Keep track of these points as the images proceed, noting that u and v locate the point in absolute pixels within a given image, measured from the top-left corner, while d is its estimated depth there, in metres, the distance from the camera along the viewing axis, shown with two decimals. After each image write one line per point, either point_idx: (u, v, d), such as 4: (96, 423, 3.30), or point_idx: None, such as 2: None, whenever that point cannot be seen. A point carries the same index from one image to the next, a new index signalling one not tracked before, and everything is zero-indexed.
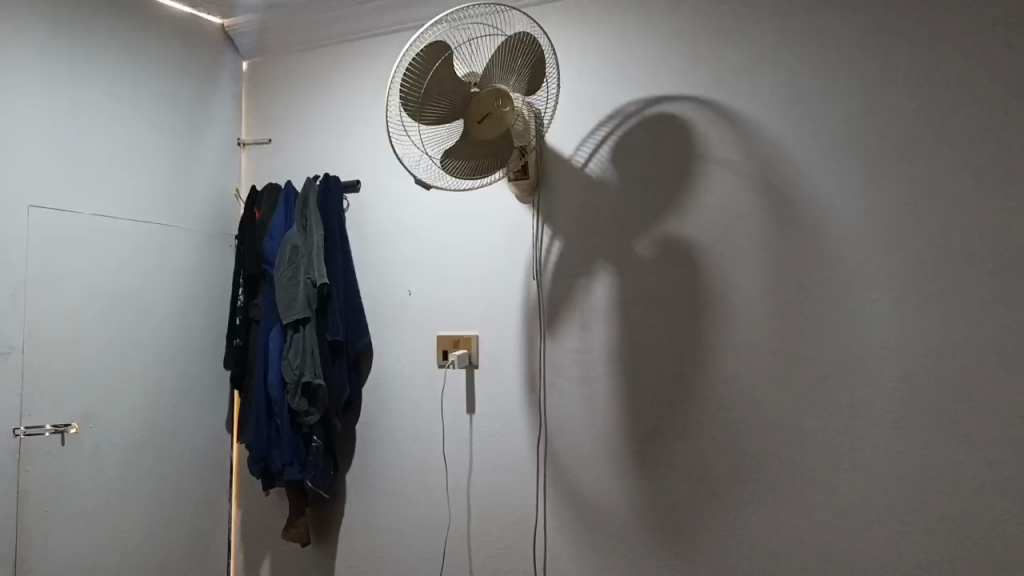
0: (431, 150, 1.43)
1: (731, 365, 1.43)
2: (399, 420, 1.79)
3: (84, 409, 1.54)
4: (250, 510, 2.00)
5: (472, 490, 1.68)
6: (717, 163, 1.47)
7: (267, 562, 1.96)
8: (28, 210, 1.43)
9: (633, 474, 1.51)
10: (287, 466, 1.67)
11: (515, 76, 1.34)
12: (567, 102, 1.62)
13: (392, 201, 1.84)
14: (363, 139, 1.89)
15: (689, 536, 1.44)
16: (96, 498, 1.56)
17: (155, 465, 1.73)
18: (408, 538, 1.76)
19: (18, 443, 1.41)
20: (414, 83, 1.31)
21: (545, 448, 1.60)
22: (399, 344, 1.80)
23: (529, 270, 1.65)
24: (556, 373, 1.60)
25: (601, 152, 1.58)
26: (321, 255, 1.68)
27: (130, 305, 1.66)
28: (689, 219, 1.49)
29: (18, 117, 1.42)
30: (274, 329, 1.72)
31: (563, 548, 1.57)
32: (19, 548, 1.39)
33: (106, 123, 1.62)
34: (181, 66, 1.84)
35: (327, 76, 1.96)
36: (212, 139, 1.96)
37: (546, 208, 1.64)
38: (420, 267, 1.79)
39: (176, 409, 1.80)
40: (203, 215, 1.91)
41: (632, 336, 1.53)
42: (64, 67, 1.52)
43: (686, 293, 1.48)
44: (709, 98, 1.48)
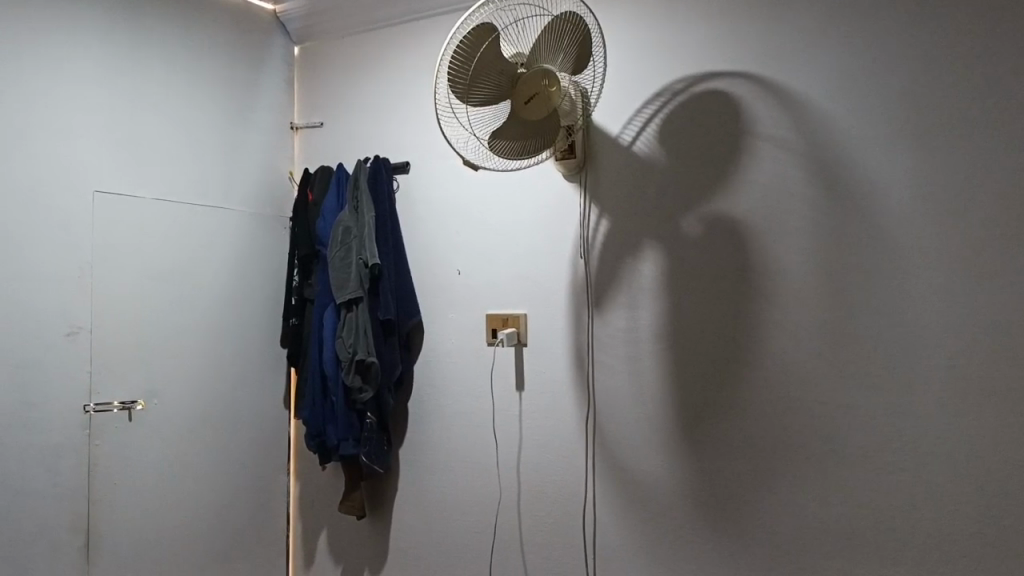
0: (477, 130, 1.45)
1: (779, 344, 1.43)
2: (450, 397, 1.82)
3: (149, 386, 1.61)
4: (307, 484, 2.06)
5: (522, 466, 1.71)
6: (765, 140, 1.45)
7: (324, 534, 2.03)
8: (92, 194, 1.49)
9: (681, 451, 1.52)
10: (342, 441, 1.72)
11: (562, 55, 1.34)
12: (614, 81, 1.62)
13: (440, 182, 1.86)
14: (411, 122, 1.91)
15: (737, 513, 1.45)
16: (160, 471, 1.63)
17: (217, 440, 1.79)
18: (459, 512, 1.80)
19: (89, 418, 1.48)
20: (460, 66, 1.34)
21: (593, 425, 1.62)
22: (448, 322, 1.83)
23: (576, 249, 1.66)
24: (603, 352, 1.62)
25: (647, 131, 1.58)
26: (372, 236, 1.72)
27: (190, 286, 1.72)
28: (736, 197, 1.48)
29: (81, 106, 1.48)
30: (328, 309, 1.77)
31: (611, 523, 1.59)
32: (91, 518, 1.47)
33: (164, 108, 1.67)
34: (235, 51, 1.89)
35: (375, 60, 1.98)
36: (266, 123, 2.00)
37: (592, 187, 1.65)
38: (467, 248, 1.81)
39: (236, 386, 1.86)
40: (258, 198, 1.96)
41: (679, 314, 1.53)
42: (122, 54, 1.57)
43: (733, 271, 1.48)
44: (758, 74, 1.46)
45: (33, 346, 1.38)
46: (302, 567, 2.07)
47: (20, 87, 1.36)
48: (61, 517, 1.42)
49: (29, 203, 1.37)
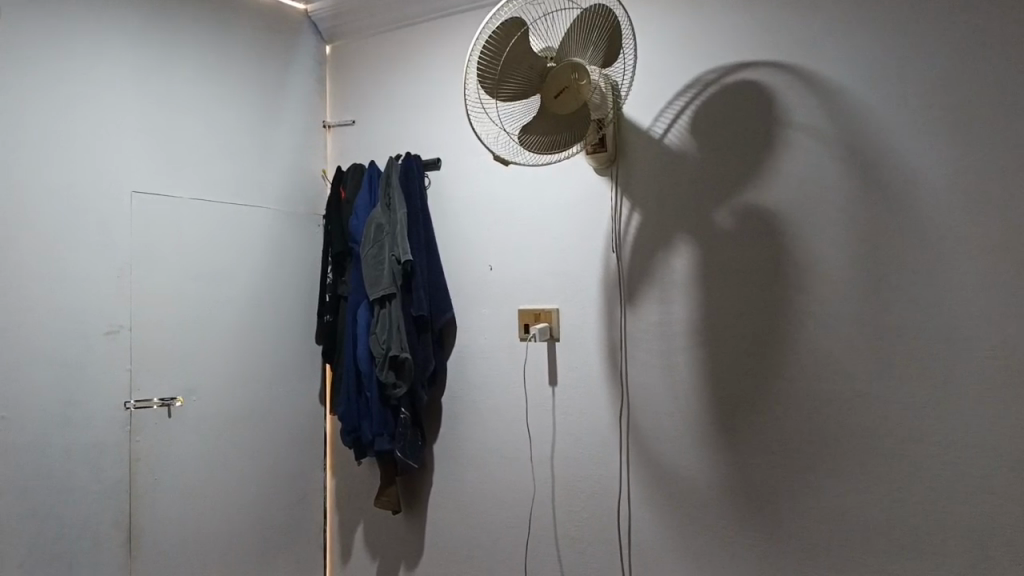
0: (508, 126, 1.46)
1: (815, 336, 1.41)
2: (483, 393, 1.83)
3: (187, 383, 1.63)
4: (344, 479, 2.08)
5: (556, 461, 1.71)
6: (798, 130, 1.44)
7: (361, 529, 2.05)
8: (130, 194, 1.52)
9: (716, 445, 1.50)
10: (377, 437, 1.74)
11: (592, 48, 1.34)
12: (644, 74, 1.62)
13: (470, 177, 1.87)
14: (441, 118, 1.92)
15: (774, 507, 1.44)
16: (199, 467, 1.65)
17: (254, 436, 1.82)
18: (494, 507, 1.80)
19: (130, 415, 1.51)
20: (490, 61, 1.35)
21: (627, 420, 1.62)
22: (481, 318, 1.84)
23: (608, 243, 1.66)
24: (637, 347, 1.61)
25: (678, 124, 1.57)
26: (404, 233, 1.73)
27: (226, 284, 1.74)
28: (770, 188, 1.46)
29: (118, 108, 1.51)
30: (361, 305, 1.79)
31: (647, 518, 1.58)
32: (132, 513, 1.50)
33: (197, 109, 1.70)
34: (266, 51, 1.91)
35: (405, 57, 2.00)
36: (298, 121, 2.02)
37: (623, 181, 1.64)
38: (499, 243, 1.82)
39: (273, 383, 1.88)
40: (292, 196, 1.99)
41: (714, 308, 1.52)
42: (157, 56, 1.60)
43: (768, 263, 1.46)
44: (790, 64, 1.45)
45: (74, 345, 1.41)
46: (340, 561, 2.09)
47: (60, 90, 1.39)
48: (104, 512, 1.45)
49: (69, 204, 1.40)
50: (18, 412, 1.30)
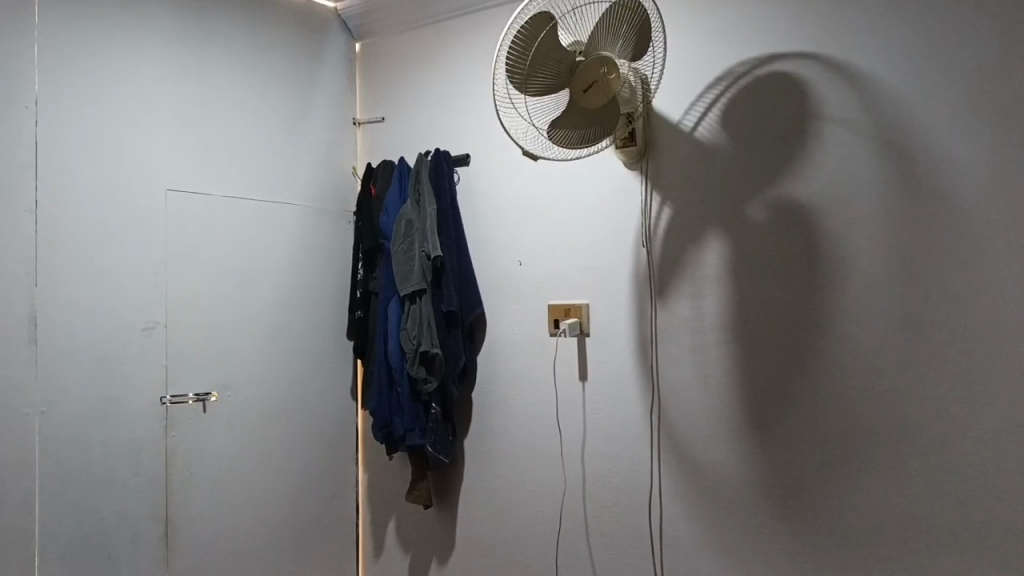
0: (537, 121, 1.46)
1: (850, 330, 1.39)
2: (514, 388, 1.83)
3: (222, 379, 1.66)
4: (376, 474, 2.10)
5: (587, 456, 1.70)
6: (832, 122, 1.42)
7: (393, 523, 2.06)
8: (165, 192, 1.54)
9: (749, 441, 1.49)
10: (408, 431, 1.75)
11: (621, 42, 1.33)
12: (674, 67, 1.61)
13: (500, 173, 1.87)
14: (470, 114, 1.92)
15: (809, 503, 1.42)
16: (234, 461, 1.68)
17: (288, 431, 1.83)
18: (525, 502, 1.81)
19: (166, 410, 1.53)
20: (519, 55, 1.36)
21: (659, 416, 1.61)
22: (511, 313, 1.84)
23: (639, 238, 1.65)
24: (668, 342, 1.60)
25: (710, 116, 1.56)
26: (434, 229, 1.74)
27: (259, 280, 1.76)
28: (804, 180, 1.45)
29: (153, 107, 1.53)
30: (392, 301, 1.80)
31: (679, 514, 1.58)
32: (169, 506, 1.52)
33: (230, 107, 1.71)
34: (297, 49, 1.92)
35: (434, 53, 2.00)
36: (329, 119, 2.04)
37: (654, 175, 1.63)
38: (528, 238, 1.81)
39: (306, 378, 1.90)
40: (324, 193, 2.00)
41: (746, 302, 1.50)
42: (189, 55, 1.62)
43: (802, 256, 1.44)
44: (823, 55, 1.43)
45: (112, 341, 1.43)
46: (372, 555, 2.11)
47: (95, 90, 1.42)
48: (141, 505, 1.47)
49: (106, 202, 1.43)
50: (58, 406, 1.33)
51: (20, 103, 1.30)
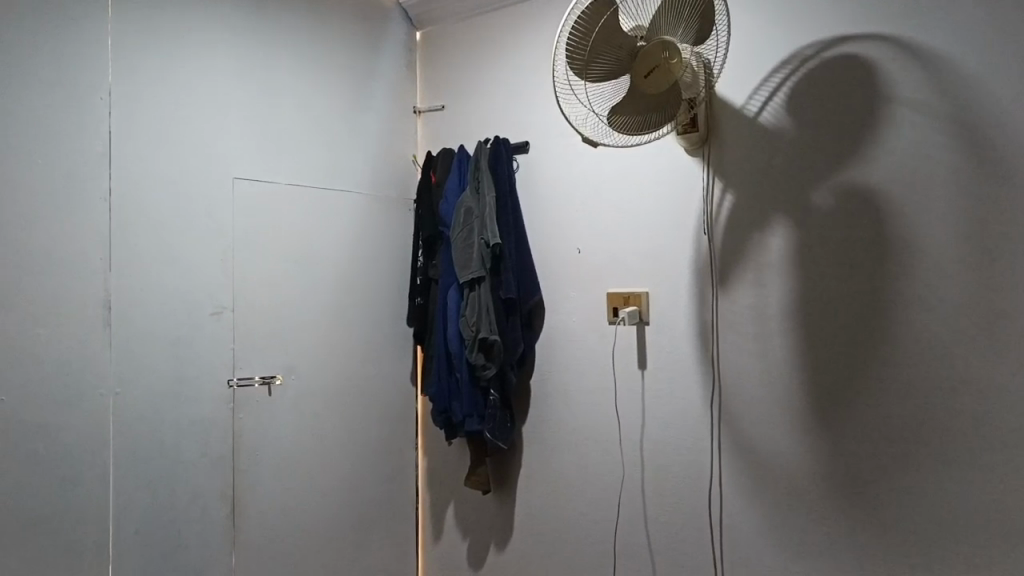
0: (597, 107, 1.45)
1: (920, 320, 1.35)
2: (572, 375, 1.83)
3: (286, 363, 1.69)
4: (436, 459, 2.12)
5: (645, 446, 1.69)
6: (902, 105, 1.37)
7: (452, 508, 2.09)
8: (232, 181, 1.58)
9: (813, 432, 1.46)
10: (467, 417, 1.77)
11: (683, 27, 1.31)
12: (738, 50, 1.58)
13: (559, 160, 1.86)
14: (529, 101, 1.92)
15: (875, 496, 1.39)
16: (298, 444, 1.71)
17: (350, 414, 1.87)
18: (583, 490, 1.81)
19: (233, 392, 1.58)
20: (579, 41, 1.36)
21: (719, 405, 1.59)
22: (570, 301, 1.84)
23: (700, 225, 1.62)
24: (729, 330, 1.58)
25: (775, 100, 1.52)
26: (493, 216, 1.75)
27: (322, 267, 1.80)
28: (872, 165, 1.40)
29: (220, 98, 1.57)
30: (452, 288, 1.82)
31: (739, 505, 1.56)
32: (236, 486, 1.57)
33: (292, 98, 1.74)
34: (359, 37, 1.95)
35: (493, 40, 2.00)
36: (389, 107, 2.06)
37: (716, 161, 1.60)
38: (587, 226, 1.81)
39: (367, 363, 1.93)
40: (386, 181, 2.03)
41: (811, 290, 1.47)
42: (253, 47, 1.65)
43: (868, 244, 1.40)
44: (894, 35, 1.38)
45: (182, 325, 1.48)
46: (432, 539, 2.14)
47: (164, 83, 1.45)
48: (209, 485, 1.52)
49: (177, 190, 1.47)
50: (133, 387, 1.38)
51: (96, 93, 1.33)
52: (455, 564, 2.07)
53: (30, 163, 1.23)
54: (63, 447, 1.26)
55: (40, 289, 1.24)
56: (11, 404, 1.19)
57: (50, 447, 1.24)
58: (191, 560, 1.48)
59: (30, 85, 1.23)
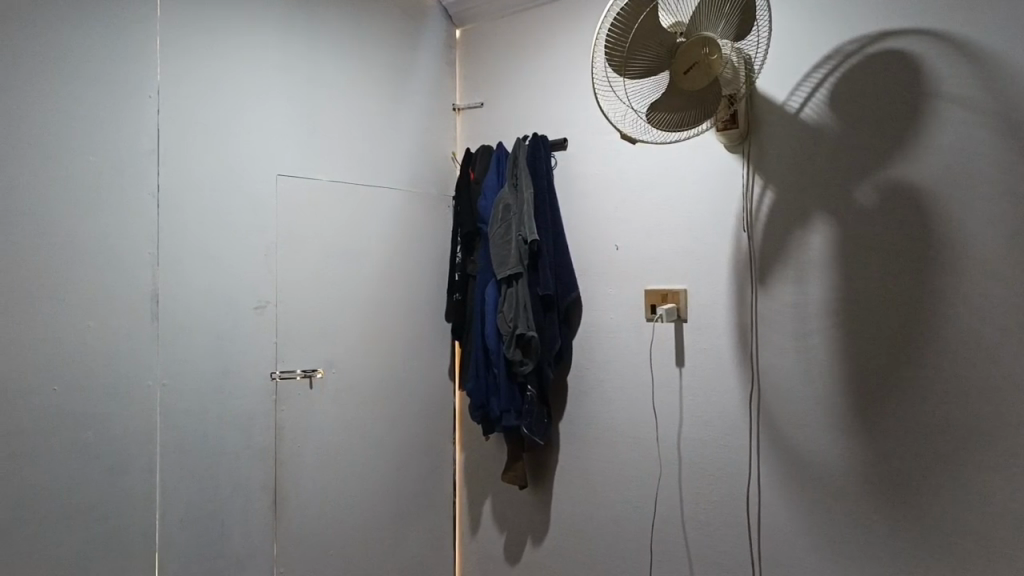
0: (636, 104, 1.46)
1: (965, 320, 1.32)
2: (610, 371, 1.84)
3: (328, 357, 1.72)
4: (473, 454, 2.14)
5: (683, 443, 1.69)
6: (948, 101, 1.35)
7: (489, 502, 2.10)
8: (276, 178, 1.61)
9: (854, 432, 1.45)
10: (504, 412, 1.78)
11: (724, 23, 1.30)
12: (780, 45, 1.56)
13: (598, 156, 1.86)
14: (568, 97, 1.92)
15: (917, 498, 1.37)
16: (338, 436, 1.74)
17: (389, 408, 1.89)
18: (620, 486, 1.81)
19: (275, 385, 1.60)
20: (618, 39, 1.35)
21: (758, 403, 1.58)
22: (608, 297, 1.84)
23: (740, 222, 1.61)
24: (769, 328, 1.57)
25: (817, 96, 1.51)
26: (531, 213, 1.75)
27: (362, 262, 1.82)
28: (916, 162, 1.38)
29: (264, 96, 1.59)
30: (490, 284, 1.83)
31: (777, 504, 1.55)
32: (277, 477, 1.60)
33: (334, 95, 1.76)
34: (400, 35, 1.97)
35: (532, 38, 2.01)
36: (429, 104, 2.08)
37: (756, 157, 1.59)
38: (626, 222, 1.81)
39: (407, 357, 1.95)
40: (425, 177, 2.05)
41: (853, 289, 1.45)
42: (296, 45, 1.67)
43: (911, 242, 1.38)
44: (940, 30, 1.36)
45: (227, 319, 1.51)
46: (468, 533, 2.15)
47: (209, 81, 1.48)
48: (253, 475, 1.55)
49: (222, 187, 1.50)
50: (178, 379, 1.41)
51: (145, 92, 1.37)
52: (492, 558, 2.09)
53: (80, 161, 1.27)
54: (111, 438, 1.30)
55: (90, 283, 1.28)
56: (60, 394, 1.23)
57: (99, 438, 1.28)
58: (233, 550, 1.51)
59: (81, 85, 1.27)
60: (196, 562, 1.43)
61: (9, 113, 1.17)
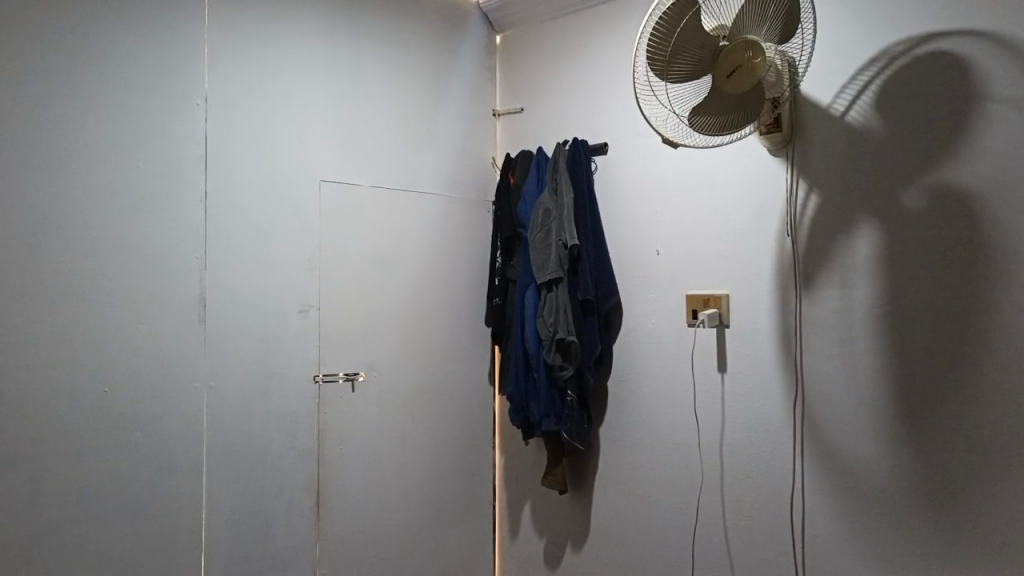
0: (677, 108, 1.45)
1: (1017, 326, 1.29)
2: (651, 376, 1.83)
3: (370, 360, 1.74)
4: (513, 458, 2.14)
5: (725, 449, 1.68)
6: (998, 102, 1.32)
7: (528, 507, 2.10)
8: (320, 183, 1.63)
9: (901, 440, 1.42)
10: (545, 417, 1.78)
11: (767, 25, 1.29)
12: (825, 48, 1.55)
13: (639, 161, 1.86)
14: (608, 102, 1.92)
15: (967, 507, 1.34)
16: (379, 439, 1.75)
17: (430, 412, 1.90)
18: (661, 492, 1.80)
19: (318, 388, 1.62)
20: (660, 43, 1.36)
21: (802, 409, 1.56)
22: (649, 302, 1.84)
23: (784, 226, 1.60)
24: (813, 333, 1.55)
25: (862, 99, 1.49)
26: (571, 218, 1.75)
27: (403, 266, 1.83)
28: (966, 165, 1.36)
29: (307, 101, 1.61)
30: (530, 288, 1.83)
31: (822, 512, 1.52)
32: (320, 479, 1.61)
33: (376, 102, 1.78)
34: (440, 40, 1.98)
35: (572, 42, 2.01)
36: (469, 109, 2.09)
37: (800, 161, 1.58)
38: (668, 227, 1.80)
39: (447, 361, 1.96)
40: (466, 182, 2.06)
41: (901, 292, 1.43)
42: (340, 51, 1.69)
43: (961, 245, 1.36)
44: (990, 31, 1.33)
45: (272, 321, 1.53)
46: (508, 538, 2.15)
47: (255, 88, 1.51)
48: (296, 477, 1.56)
49: (267, 192, 1.52)
50: (224, 381, 1.44)
51: (193, 99, 1.40)
52: (532, 563, 2.08)
53: (130, 167, 1.30)
54: (158, 439, 1.32)
55: (142, 285, 1.31)
56: (112, 394, 1.26)
57: (148, 438, 1.31)
58: (277, 549, 1.52)
59: (131, 92, 1.30)
60: (241, 561, 1.45)
61: (60, 119, 1.21)
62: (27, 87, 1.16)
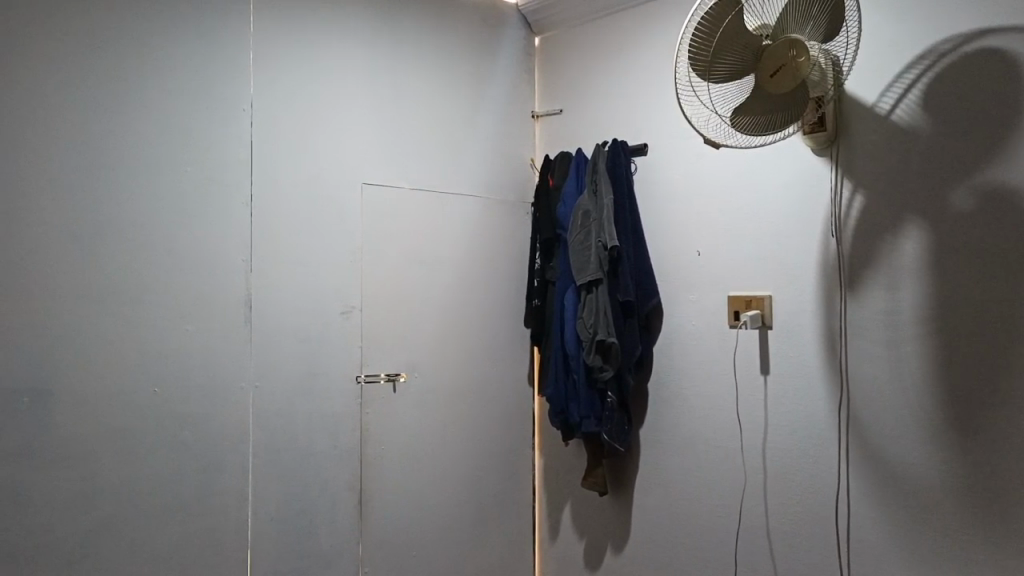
0: (719, 108, 1.43)
1: None
2: (692, 378, 1.82)
3: (411, 361, 1.74)
4: (552, 459, 2.14)
5: (768, 452, 1.66)
6: None
7: (568, 508, 2.10)
8: (361, 185, 1.64)
9: (950, 444, 1.40)
10: (585, 418, 1.78)
11: (812, 24, 1.27)
12: (870, 46, 1.53)
13: (680, 162, 1.85)
14: (647, 102, 1.92)
15: (1019, 512, 1.31)
16: (420, 439, 1.76)
17: (470, 413, 1.91)
18: (702, 494, 1.79)
19: (361, 388, 1.63)
20: (702, 43, 1.35)
21: (847, 412, 1.54)
22: (691, 303, 1.82)
23: (828, 227, 1.58)
24: (859, 335, 1.53)
25: (909, 98, 1.47)
26: (611, 219, 1.75)
27: (443, 267, 1.84)
28: (1016, 164, 1.33)
29: (350, 104, 1.63)
30: (569, 290, 1.83)
31: (868, 517, 1.50)
32: (364, 479, 1.63)
33: (417, 104, 1.79)
34: (479, 43, 1.99)
35: (611, 43, 2.01)
36: (508, 111, 2.09)
37: (845, 161, 1.56)
38: (709, 227, 1.79)
39: (486, 362, 1.96)
40: (505, 184, 2.06)
41: (949, 294, 1.40)
42: (381, 55, 1.71)
43: (1011, 246, 1.33)
44: None
45: (315, 322, 1.54)
46: (547, 539, 2.15)
47: (298, 92, 1.52)
48: (339, 476, 1.58)
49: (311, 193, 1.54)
50: (270, 381, 1.45)
51: (239, 104, 1.42)
52: (572, 565, 2.08)
53: (179, 169, 1.32)
54: (206, 437, 1.34)
55: (190, 286, 1.33)
56: (162, 394, 1.29)
57: (195, 436, 1.33)
58: (321, 547, 1.54)
59: (180, 97, 1.33)
60: (286, 558, 1.47)
61: (112, 123, 1.24)
62: (80, 92, 1.20)
